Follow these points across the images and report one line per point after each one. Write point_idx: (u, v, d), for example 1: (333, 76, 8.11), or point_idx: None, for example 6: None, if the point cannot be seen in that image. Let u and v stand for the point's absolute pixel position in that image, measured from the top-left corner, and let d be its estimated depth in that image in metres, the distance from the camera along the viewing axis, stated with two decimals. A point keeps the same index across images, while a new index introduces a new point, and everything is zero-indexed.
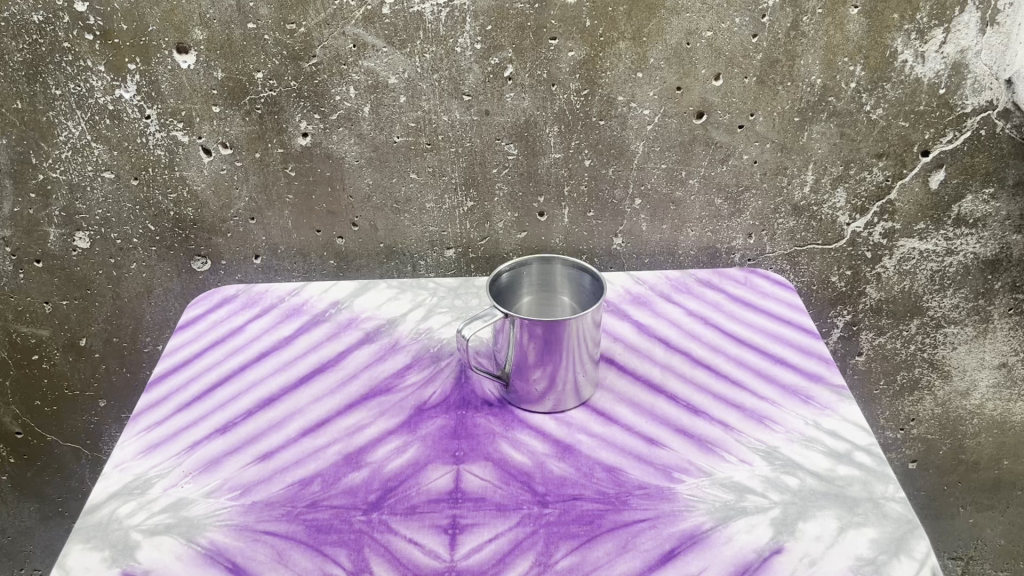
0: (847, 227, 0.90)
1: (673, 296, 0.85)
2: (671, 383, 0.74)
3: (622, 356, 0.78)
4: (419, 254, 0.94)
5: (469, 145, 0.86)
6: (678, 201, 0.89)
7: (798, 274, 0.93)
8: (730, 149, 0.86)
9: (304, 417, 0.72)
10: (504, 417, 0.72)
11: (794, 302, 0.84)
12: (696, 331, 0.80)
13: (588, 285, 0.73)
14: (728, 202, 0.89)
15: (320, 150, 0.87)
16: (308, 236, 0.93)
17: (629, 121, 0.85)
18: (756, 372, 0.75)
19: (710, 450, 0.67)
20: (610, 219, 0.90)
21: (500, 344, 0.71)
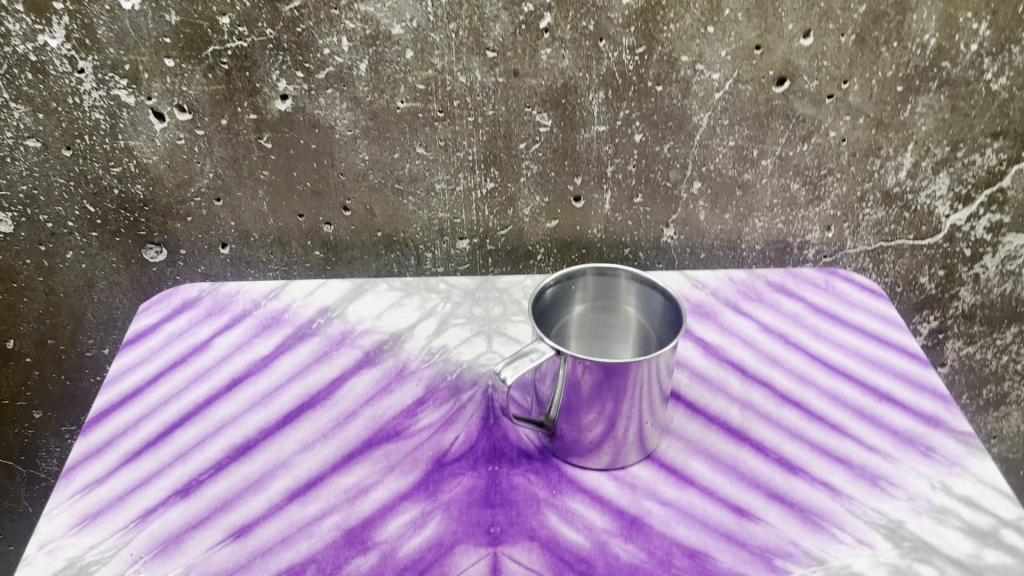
0: (946, 219, 0.74)
1: (741, 306, 0.70)
2: (755, 429, 0.59)
3: (690, 390, 0.62)
4: (424, 245, 0.76)
5: (492, 113, 0.69)
6: (746, 186, 0.73)
7: (882, 274, 0.77)
8: (815, 124, 0.69)
9: (290, 474, 0.56)
10: (549, 475, 0.56)
11: (890, 316, 0.69)
12: (777, 355, 0.65)
13: (660, 305, 0.56)
14: (806, 188, 0.73)
15: (303, 117, 0.69)
16: (288, 222, 0.75)
17: (692, 88, 0.67)
18: (859, 414, 0.60)
19: (816, 526, 0.53)
20: (661, 206, 0.74)
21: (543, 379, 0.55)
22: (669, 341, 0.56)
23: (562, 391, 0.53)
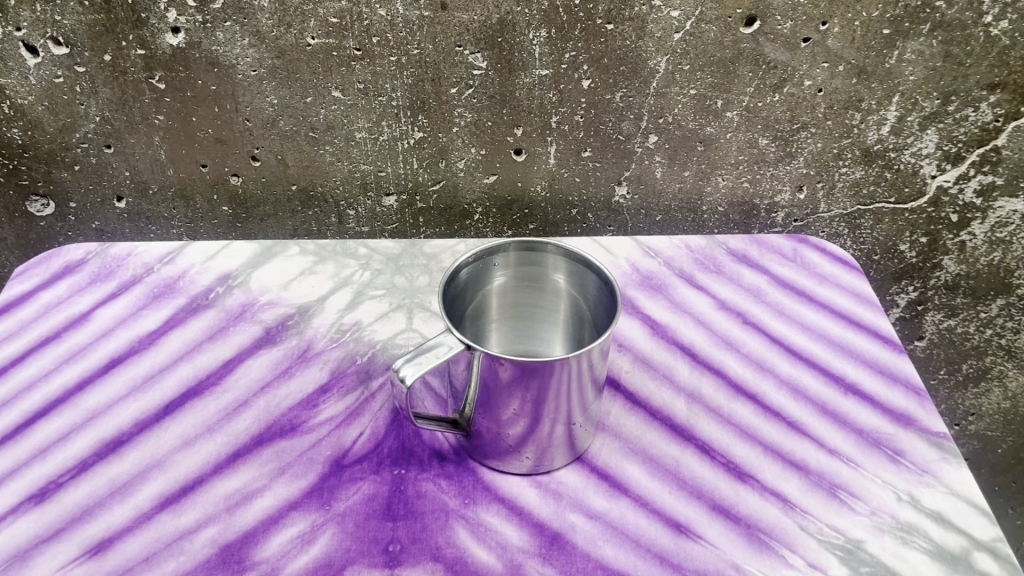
0: (931, 180, 0.66)
1: (697, 278, 0.62)
2: (702, 426, 0.52)
3: (632, 379, 0.55)
4: (346, 201, 0.68)
5: (417, 52, 0.59)
6: (709, 140, 0.64)
7: (858, 241, 0.70)
8: (788, 71, 0.60)
9: (164, 476, 0.49)
10: (462, 481, 0.49)
11: (863, 292, 0.61)
12: (733, 337, 0.57)
13: (595, 288, 0.48)
14: (776, 144, 0.64)
15: (198, 53, 0.59)
16: (190, 173, 0.66)
17: (648, 28, 0.58)
18: (821, 410, 0.53)
19: (762, 547, 0.46)
20: (613, 161, 0.65)
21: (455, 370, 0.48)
22: (603, 329, 0.48)
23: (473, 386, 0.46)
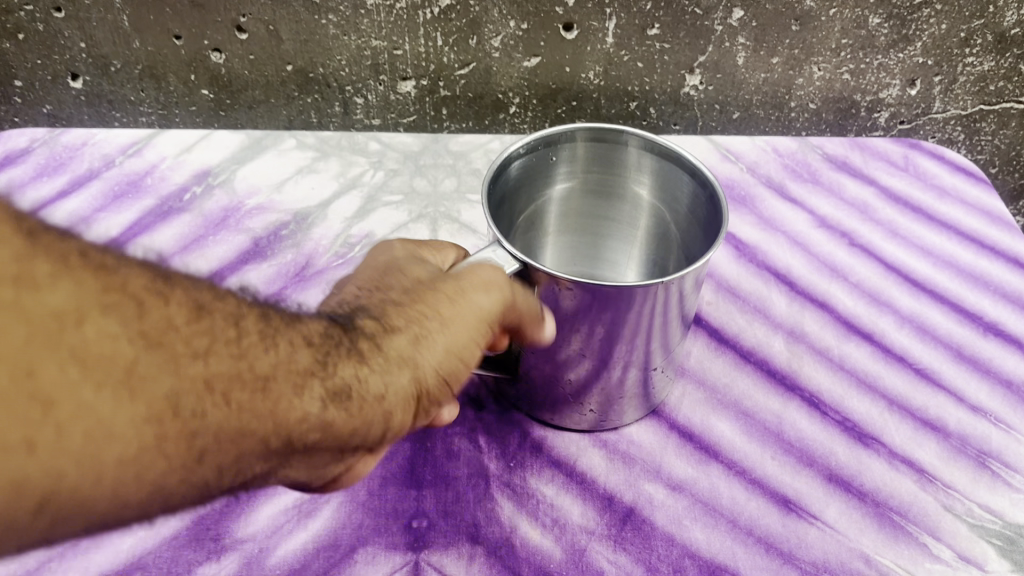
0: None
1: (790, 191, 0.50)
2: (808, 374, 0.41)
3: (717, 313, 0.43)
4: (353, 87, 0.55)
5: None
6: (807, 17, 0.51)
7: (974, 150, 0.57)
8: None
9: None
10: (505, 438, 0.38)
11: (998, 213, 0.49)
12: (840, 263, 0.46)
13: (688, 194, 0.37)
14: (890, 25, 0.52)
15: None
16: (160, 47, 0.53)
17: None
18: (957, 356, 0.42)
19: (897, 531, 0.35)
20: (684, 42, 0.53)
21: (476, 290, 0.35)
22: (699, 250, 0.37)
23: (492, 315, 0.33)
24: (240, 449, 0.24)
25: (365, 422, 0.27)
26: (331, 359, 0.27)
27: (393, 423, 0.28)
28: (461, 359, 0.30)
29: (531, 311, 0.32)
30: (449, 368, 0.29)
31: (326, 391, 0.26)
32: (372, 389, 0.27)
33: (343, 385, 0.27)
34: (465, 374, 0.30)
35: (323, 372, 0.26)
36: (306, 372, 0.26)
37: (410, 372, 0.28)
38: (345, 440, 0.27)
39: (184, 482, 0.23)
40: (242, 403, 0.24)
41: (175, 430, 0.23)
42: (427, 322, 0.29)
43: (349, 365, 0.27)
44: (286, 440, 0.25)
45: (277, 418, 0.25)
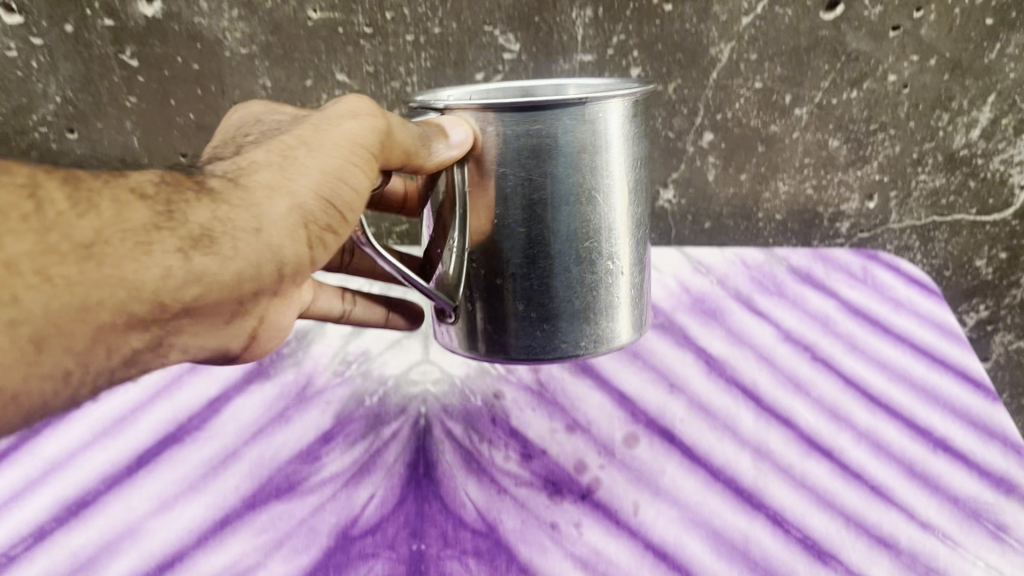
0: (1020, 190, 0.58)
1: (758, 304, 0.54)
2: (772, 490, 0.44)
3: (688, 429, 0.47)
4: None
5: (439, 32, 0.51)
6: (772, 140, 0.56)
7: (930, 255, 0.61)
8: (870, 64, 0.52)
9: (137, 549, 0.39)
10: (493, 561, 0.40)
11: (952, 329, 0.53)
12: (802, 377, 0.50)
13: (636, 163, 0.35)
14: (848, 146, 0.56)
15: (178, 26, 0.51)
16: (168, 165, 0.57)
17: (712, 9, 0.50)
18: (908, 472, 0.45)
19: None
20: (659, 162, 0.57)
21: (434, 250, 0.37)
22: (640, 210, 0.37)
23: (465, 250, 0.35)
24: (122, 313, 0.28)
25: (247, 261, 0.31)
26: (181, 208, 0.30)
27: (286, 259, 0.32)
28: (340, 185, 0.32)
29: (416, 141, 0.33)
30: (327, 189, 0.32)
31: (183, 242, 0.29)
32: (244, 226, 0.30)
33: (204, 232, 0.30)
34: (356, 200, 0.33)
35: (173, 224, 0.30)
36: (151, 233, 0.29)
37: (285, 199, 0.31)
38: (232, 282, 0.31)
39: (33, 371, 0.27)
40: (73, 276, 0.27)
41: (2, 330, 0.26)
42: (296, 150, 0.32)
43: (201, 213, 0.30)
44: (156, 300, 0.29)
45: (142, 279, 0.29)
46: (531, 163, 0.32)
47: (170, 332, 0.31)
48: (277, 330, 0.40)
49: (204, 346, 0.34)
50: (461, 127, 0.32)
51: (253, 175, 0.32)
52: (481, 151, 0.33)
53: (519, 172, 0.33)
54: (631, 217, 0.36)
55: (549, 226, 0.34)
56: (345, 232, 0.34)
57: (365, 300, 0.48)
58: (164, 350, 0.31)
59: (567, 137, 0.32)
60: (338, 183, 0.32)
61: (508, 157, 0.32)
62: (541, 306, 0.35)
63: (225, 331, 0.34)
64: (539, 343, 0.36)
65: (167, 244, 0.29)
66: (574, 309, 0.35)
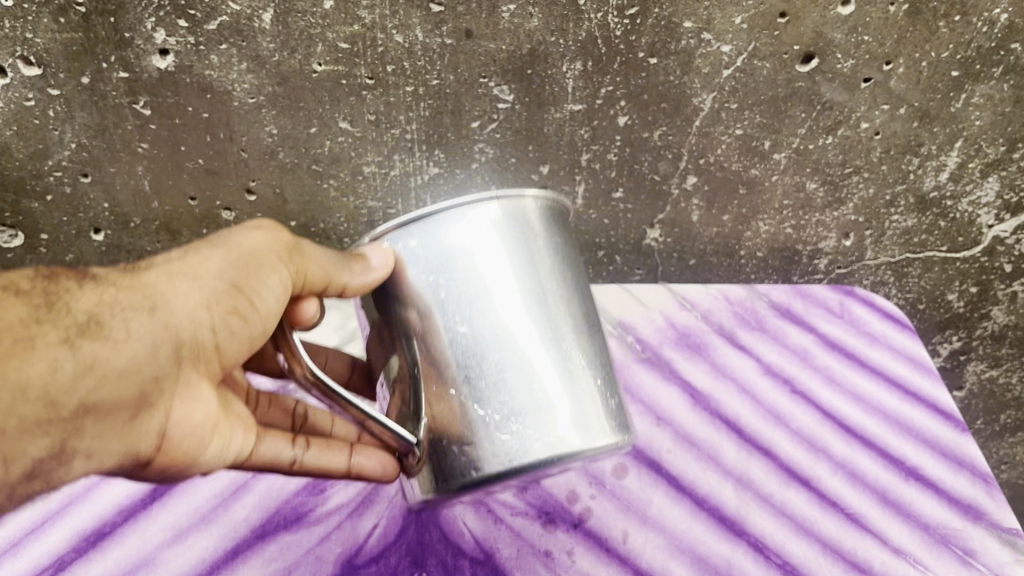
0: (987, 229, 0.61)
1: (740, 337, 0.57)
2: (754, 519, 0.47)
3: (675, 460, 0.49)
4: (350, 238, 0.62)
5: (437, 83, 0.54)
6: (752, 183, 0.59)
7: (904, 290, 0.64)
8: (843, 112, 0.56)
9: None
10: None
11: (923, 361, 0.56)
12: (781, 409, 0.53)
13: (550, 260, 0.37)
14: (825, 188, 0.59)
15: (190, 78, 0.53)
16: (177, 206, 0.59)
17: (694, 62, 0.53)
18: (882, 499, 0.48)
19: None
20: (645, 203, 0.60)
21: (398, 388, 0.37)
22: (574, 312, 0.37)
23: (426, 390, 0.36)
24: (15, 416, 0.29)
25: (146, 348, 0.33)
26: (72, 304, 0.33)
27: (184, 337, 0.34)
28: (242, 269, 0.35)
29: (331, 258, 0.37)
30: (228, 279, 0.35)
31: (70, 332, 0.31)
32: (138, 315, 0.33)
33: (90, 320, 0.32)
34: (259, 305, 0.35)
35: (59, 316, 0.32)
36: (46, 325, 0.31)
37: (184, 290, 0.34)
38: (131, 371, 0.32)
39: None
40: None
41: None
42: (194, 257, 0.35)
43: (86, 303, 0.33)
44: (50, 399, 0.30)
45: (31, 378, 0.30)
46: (450, 259, 0.35)
47: (72, 437, 0.31)
48: (194, 435, 0.35)
49: (108, 452, 0.32)
50: (380, 252, 0.36)
51: (147, 274, 0.35)
52: (400, 270, 0.35)
53: (439, 270, 0.35)
54: (562, 314, 0.37)
55: (485, 321, 0.35)
56: (256, 317, 0.35)
57: (321, 446, 0.42)
58: (60, 459, 0.31)
59: (478, 227, 0.35)
60: (244, 270, 0.35)
61: (426, 256, 0.35)
62: (504, 406, 0.34)
63: (129, 429, 0.33)
64: (510, 446, 0.34)
65: (56, 338, 0.31)
66: (537, 402, 0.34)
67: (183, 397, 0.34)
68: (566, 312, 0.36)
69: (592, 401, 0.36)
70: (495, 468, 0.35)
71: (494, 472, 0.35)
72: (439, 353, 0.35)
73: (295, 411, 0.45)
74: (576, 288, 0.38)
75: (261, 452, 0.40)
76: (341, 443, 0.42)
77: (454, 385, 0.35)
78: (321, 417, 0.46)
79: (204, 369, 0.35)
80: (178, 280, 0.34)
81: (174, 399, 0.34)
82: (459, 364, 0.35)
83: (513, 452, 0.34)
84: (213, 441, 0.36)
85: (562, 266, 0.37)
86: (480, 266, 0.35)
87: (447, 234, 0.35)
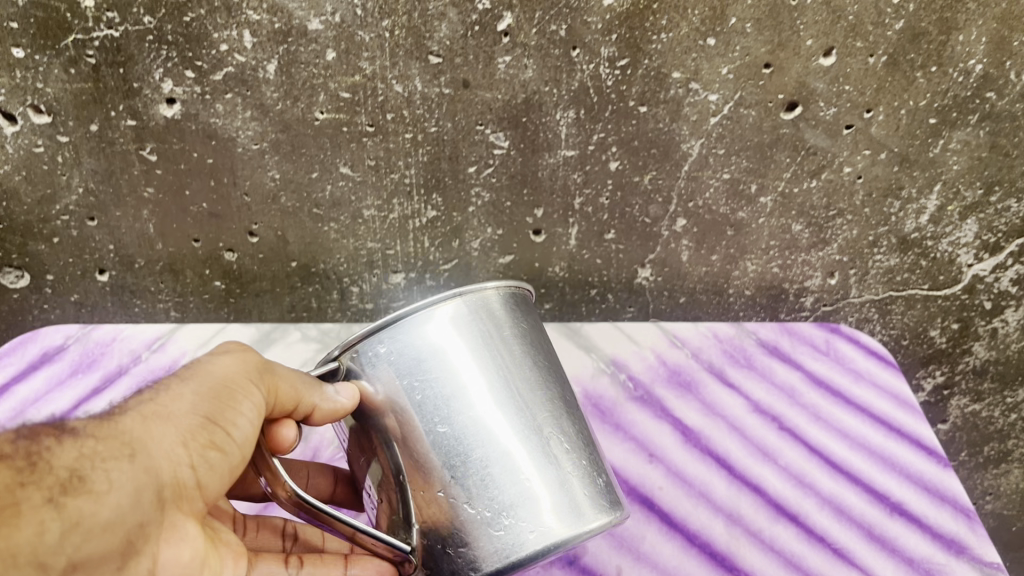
0: (967, 268, 0.63)
1: (730, 375, 0.58)
2: (745, 554, 0.48)
3: (667, 497, 0.51)
4: (348, 279, 0.63)
5: (435, 130, 0.56)
6: (740, 225, 0.61)
7: (888, 326, 0.66)
8: (827, 157, 0.58)
9: None
10: None
11: (907, 397, 0.58)
12: (770, 445, 0.54)
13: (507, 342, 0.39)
14: (810, 230, 0.61)
15: (195, 126, 0.55)
16: (180, 248, 0.61)
17: (683, 110, 0.55)
18: (868, 535, 0.50)
19: None
20: (636, 244, 0.62)
21: (383, 496, 0.39)
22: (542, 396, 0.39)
23: (414, 500, 0.38)
24: None
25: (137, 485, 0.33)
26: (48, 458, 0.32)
27: (166, 480, 0.34)
28: (217, 402, 0.36)
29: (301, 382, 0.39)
30: (209, 411, 0.36)
31: (53, 493, 0.30)
32: (121, 457, 0.33)
33: (72, 475, 0.31)
34: (235, 432, 0.36)
35: (39, 475, 0.31)
36: (31, 481, 0.30)
37: (166, 429, 0.34)
38: (118, 518, 0.32)
39: None
40: None
41: None
42: (167, 396, 0.36)
43: (65, 458, 0.32)
44: (39, 561, 0.29)
45: (18, 543, 0.29)
46: (422, 363, 0.37)
47: None
48: (181, 570, 0.35)
49: None
50: (350, 388, 0.38)
51: (119, 417, 0.35)
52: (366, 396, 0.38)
53: (410, 373, 0.37)
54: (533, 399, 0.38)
55: (462, 418, 0.36)
56: (233, 446, 0.36)
57: (314, 563, 0.44)
58: None
59: (443, 330, 0.37)
60: (223, 402, 0.36)
61: (396, 362, 0.37)
62: (493, 501, 0.36)
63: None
64: (507, 538, 0.35)
65: (38, 499, 0.30)
66: (527, 490, 0.36)
67: (168, 538, 0.35)
68: (543, 400, 0.38)
69: (578, 483, 0.37)
70: (494, 564, 0.35)
71: (494, 569, 0.35)
72: (424, 462, 0.37)
73: (284, 530, 0.48)
74: (547, 374, 0.40)
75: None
76: (334, 558, 0.44)
77: (442, 489, 0.36)
78: (309, 534, 0.48)
79: (186, 507, 0.35)
80: (161, 416, 0.35)
81: (161, 542, 0.34)
82: (443, 465, 0.36)
83: (511, 542, 0.35)
84: (202, 574, 0.37)
85: (531, 356, 0.40)
86: (451, 367, 0.37)
87: (415, 341, 0.37)
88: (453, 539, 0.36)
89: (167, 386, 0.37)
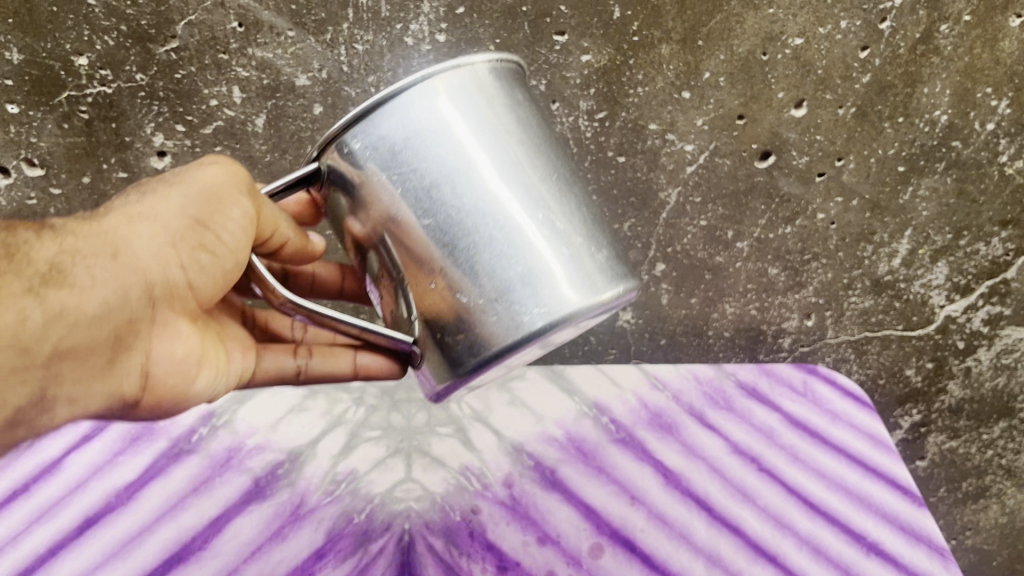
0: (940, 309, 0.65)
1: (710, 418, 0.58)
2: None
3: (648, 538, 0.52)
4: None
5: None
6: (718, 269, 0.62)
7: (865, 365, 0.65)
8: (801, 204, 0.60)
9: None
10: None
11: (880, 436, 0.59)
12: (749, 487, 0.55)
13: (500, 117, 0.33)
14: (786, 273, 0.62)
15: None
16: None
17: (660, 160, 0.58)
18: None
19: None
20: None
21: (383, 287, 0.35)
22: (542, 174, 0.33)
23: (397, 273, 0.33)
24: None
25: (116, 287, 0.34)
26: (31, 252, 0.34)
27: (155, 279, 0.35)
28: (206, 203, 0.35)
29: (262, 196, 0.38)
30: (195, 211, 0.35)
31: (31, 282, 0.33)
32: (101, 258, 0.34)
33: (50, 268, 0.34)
34: (225, 247, 0.36)
35: (19, 265, 0.33)
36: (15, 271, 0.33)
37: (151, 230, 0.35)
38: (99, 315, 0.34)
39: None
40: None
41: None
42: (156, 195, 0.36)
43: (46, 252, 0.34)
44: (21, 346, 0.32)
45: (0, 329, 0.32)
46: (403, 148, 0.31)
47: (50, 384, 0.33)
48: (178, 370, 0.37)
49: (89, 395, 0.35)
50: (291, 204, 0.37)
51: (107, 218, 0.36)
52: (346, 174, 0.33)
53: (390, 163, 0.32)
54: (529, 177, 0.33)
55: (467, 199, 0.32)
56: (223, 249, 0.36)
57: (323, 354, 0.43)
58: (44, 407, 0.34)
59: (425, 104, 0.31)
60: (208, 204, 0.35)
61: (375, 149, 0.32)
62: (492, 282, 0.32)
63: (107, 372, 0.35)
64: (505, 322, 0.32)
65: (17, 288, 0.33)
66: (537, 267, 0.32)
67: (161, 334, 0.36)
68: (547, 169, 0.33)
69: (585, 257, 0.33)
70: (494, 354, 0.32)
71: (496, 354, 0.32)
72: (418, 251, 0.32)
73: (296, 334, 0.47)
74: (549, 154, 0.34)
75: (266, 369, 0.43)
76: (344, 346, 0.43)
77: (432, 275, 0.33)
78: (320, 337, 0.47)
79: (180, 308, 0.37)
80: (147, 215, 0.35)
81: (153, 339, 0.36)
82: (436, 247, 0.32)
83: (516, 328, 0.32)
84: (202, 371, 0.39)
85: (528, 131, 0.34)
86: (456, 149, 0.32)
87: (399, 120, 0.31)
88: (444, 269, 0.32)
89: (158, 185, 0.37)
